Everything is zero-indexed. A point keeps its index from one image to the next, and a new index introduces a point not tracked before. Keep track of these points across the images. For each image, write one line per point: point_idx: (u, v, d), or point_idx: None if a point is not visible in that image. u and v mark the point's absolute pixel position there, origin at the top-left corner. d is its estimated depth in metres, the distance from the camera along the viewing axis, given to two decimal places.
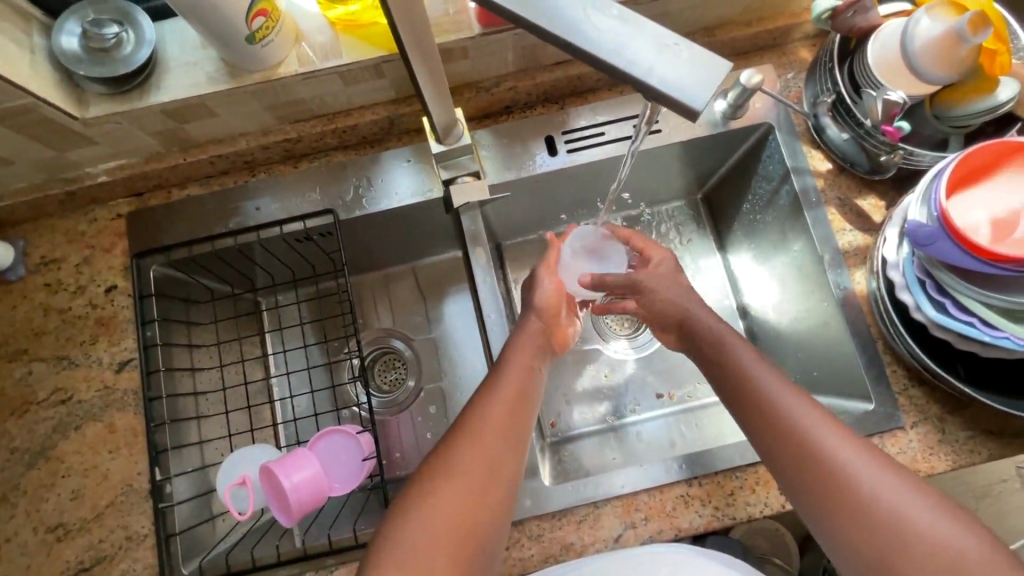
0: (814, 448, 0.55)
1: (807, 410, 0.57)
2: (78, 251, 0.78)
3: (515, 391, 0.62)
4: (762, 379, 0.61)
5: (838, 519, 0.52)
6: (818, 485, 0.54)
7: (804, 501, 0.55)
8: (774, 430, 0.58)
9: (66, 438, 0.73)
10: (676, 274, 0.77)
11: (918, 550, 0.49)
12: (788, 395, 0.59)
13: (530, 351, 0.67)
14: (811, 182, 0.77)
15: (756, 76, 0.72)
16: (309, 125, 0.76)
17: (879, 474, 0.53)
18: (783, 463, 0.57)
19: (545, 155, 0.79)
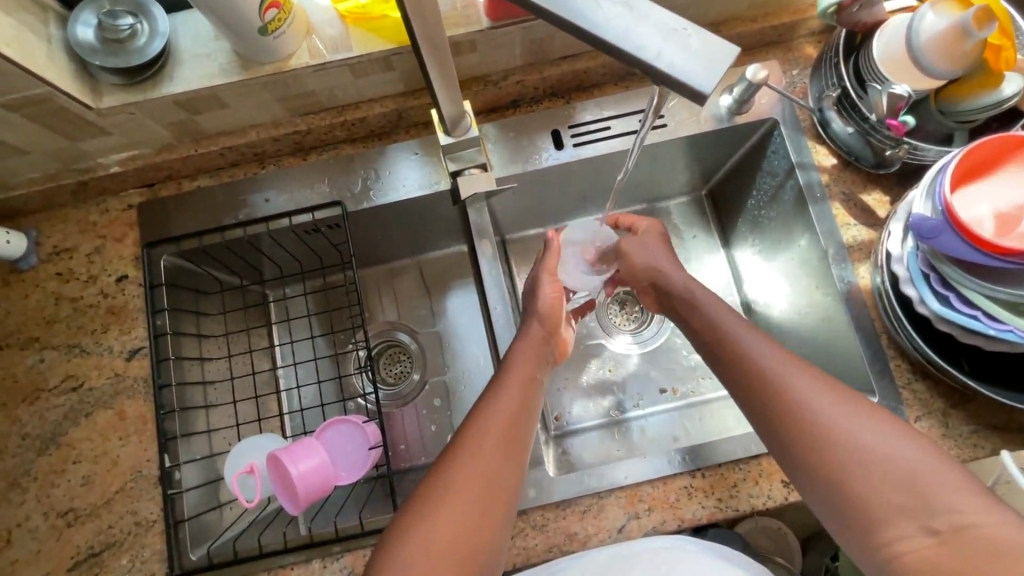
0: (785, 394, 0.55)
1: (778, 359, 0.57)
2: (90, 241, 0.79)
3: (520, 395, 0.62)
4: (738, 332, 0.62)
5: (808, 463, 0.53)
6: (788, 431, 0.54)
7: (783, 453, 0.55)
8: (747, 380, 0.58)
9: (77, 425, 0.74)
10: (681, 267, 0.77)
11: (888, 487, 0.49)
12: (762, 345, 0.59)
13: (532, 350, 0.69)
14: (816, 177, 0.78)
15: (762, 71, 0.73)
16: (318, 118, 0.77)
17: (851, 417, 0.52)
18: (756, 412, 0.57)
19: (551, 149, 0.80)
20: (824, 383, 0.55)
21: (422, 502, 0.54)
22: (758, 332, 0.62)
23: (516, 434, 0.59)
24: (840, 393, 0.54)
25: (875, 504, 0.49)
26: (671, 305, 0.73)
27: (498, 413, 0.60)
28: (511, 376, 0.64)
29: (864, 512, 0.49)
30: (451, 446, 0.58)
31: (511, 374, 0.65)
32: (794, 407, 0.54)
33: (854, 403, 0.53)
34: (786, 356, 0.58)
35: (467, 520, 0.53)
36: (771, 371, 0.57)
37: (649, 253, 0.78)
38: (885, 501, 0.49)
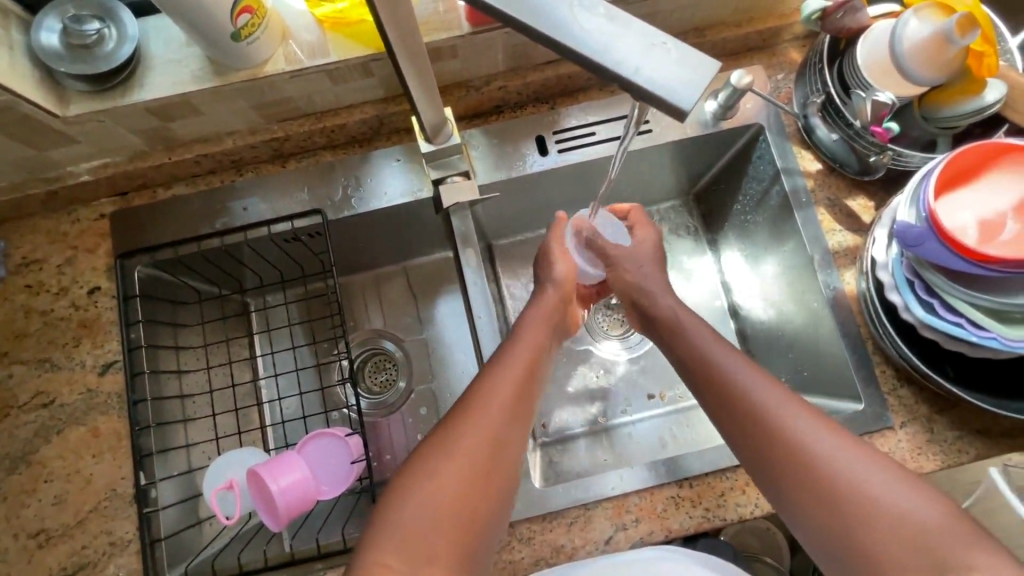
0: (786, 438, 0.54)
1: (778, 399, 0.57)
2: (60, 252, 0.77)
3: (526, 364, 0.63)
4: (733, 368, 0.61)
5: (810, 508, 0.52)
6: (789, 475, 0.53)
7: (780, 494, 0.54)
8: (744, 421, 0.57)
9: (48, 442, 0.72)
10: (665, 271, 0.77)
11: (892, 536, 0.48)
12: (759, 383, 0.59)
13: (542, 331, 0.68)
14: (802, 183, 0.78)
15: (747, 76, 0.73)
16: (296, 125, 0.75)
17: (848, 459, 0.52)
18: (753, 454, 0.56)
19: (536, 155, 0.78)
20: (824, 424, 0.55)
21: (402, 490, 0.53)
22: (753, 366, 0.61)
23: (503, 419, 0.58)
24: (837, 434, 0.54)
25: (874, 550, 0.48)
26: (666, 322, 0.71)
27: (491, 397, 0.59)
28: (512, 356, 0.64)
29: (865, 558, 0.49)
30: (436, 432, 0.57)
31: (515, 354, 0.64)
32: (789, 446, 0.54)
33: (854, 446, 0.53)
34: (786, 395, 0.57)
35: (448, 511, 0.52)
36: (770, 412, 0.56)
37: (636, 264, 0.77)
38: (889, 552, 0.48)
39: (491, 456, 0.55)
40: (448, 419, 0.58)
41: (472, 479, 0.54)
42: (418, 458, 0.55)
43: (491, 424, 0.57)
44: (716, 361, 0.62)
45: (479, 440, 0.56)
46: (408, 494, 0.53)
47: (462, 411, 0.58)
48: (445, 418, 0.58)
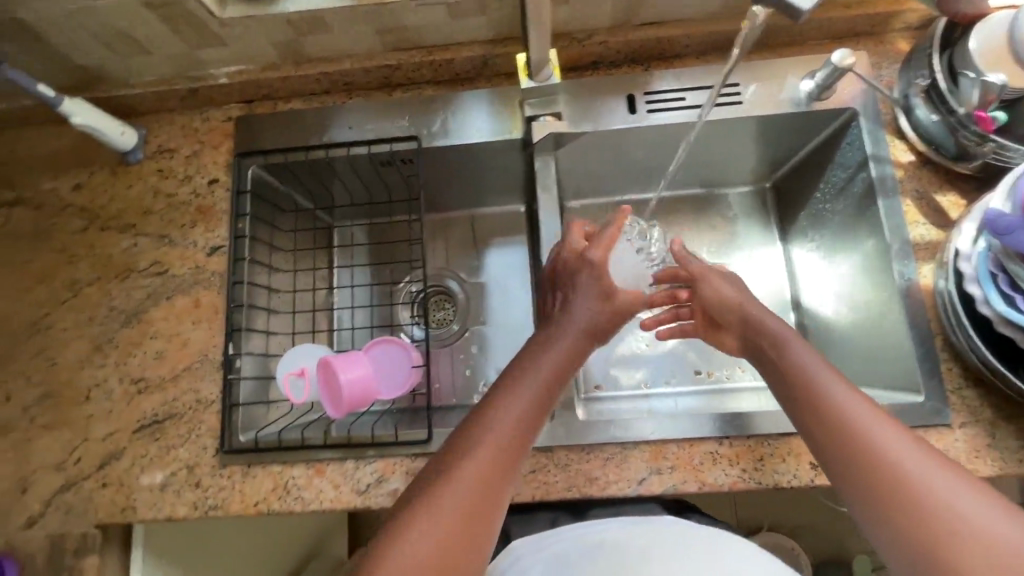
0: (871, 445, 0.54)
1: (865, 408, 0.57)
2: (190, 145, 0.87)
3: (540, 391, 0.63)
4: (822, 376, 0.61)
5: (870, 507, 0.52)
6: (853, 469, 0.54)
7: (861, 497, 0.53)
8: (829, 426, 0.57)
9: (157, 305, 0.82)
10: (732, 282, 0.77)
11: (987, 556, 0.46)
12: (835, 382, 0.60)
13: (557, 368, 0.66)
14: (890, 171, 0.77)
15: (850, 57, 0.73)
16: (410, 55, 0.82)
17: (939, 474, 0.51)
18: (820, 448, 0.58)
19: (624, 112, 0.82)
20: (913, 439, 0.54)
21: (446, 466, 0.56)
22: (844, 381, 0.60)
23: (518, 453, 0.58)
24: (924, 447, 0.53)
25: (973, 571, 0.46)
26: (754, 330, 0.71)
27: (523, 400, 0.61)
28: (531, 383, 0.63)
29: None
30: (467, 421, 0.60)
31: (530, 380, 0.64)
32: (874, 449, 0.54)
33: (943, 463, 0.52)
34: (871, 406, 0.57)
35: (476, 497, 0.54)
36: (843, 408, 0.57)
37: (705, 280, 0.78)
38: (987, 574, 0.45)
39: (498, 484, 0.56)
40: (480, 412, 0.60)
41: (484, 500, 0.54)
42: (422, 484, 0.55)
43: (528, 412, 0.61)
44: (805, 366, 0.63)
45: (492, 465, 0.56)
46: (442, 476, 0.55)
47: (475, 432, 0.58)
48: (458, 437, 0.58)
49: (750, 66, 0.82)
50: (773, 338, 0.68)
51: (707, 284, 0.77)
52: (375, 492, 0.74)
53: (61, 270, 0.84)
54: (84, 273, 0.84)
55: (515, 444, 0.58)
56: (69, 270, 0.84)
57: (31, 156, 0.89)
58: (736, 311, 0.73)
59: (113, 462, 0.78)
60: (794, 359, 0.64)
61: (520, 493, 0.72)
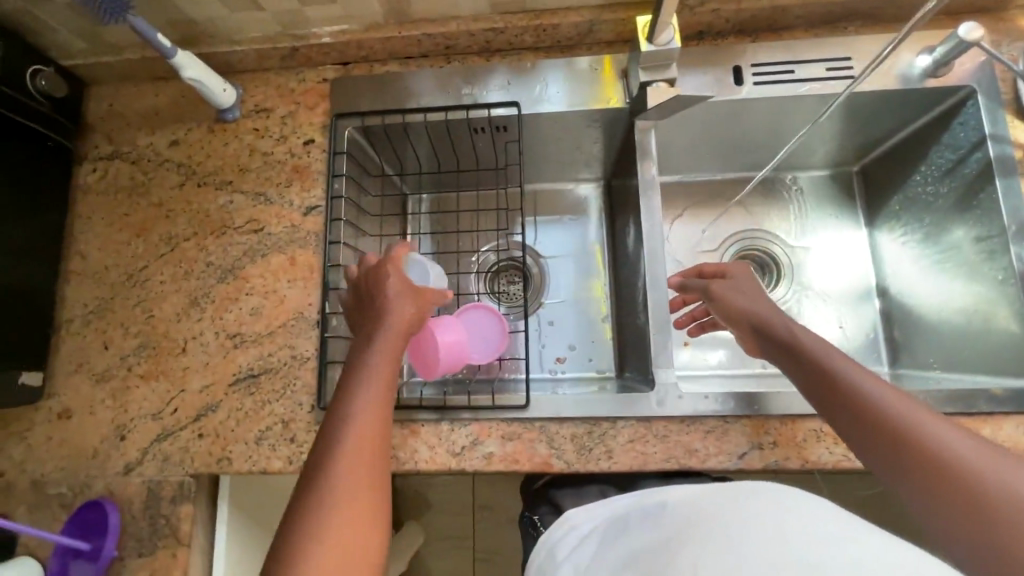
0: (924, 444, 0.49)
1: (911, 408, 0.52)
2: (286, 105, 0.87)
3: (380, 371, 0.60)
4: (858, 378, 0.56)
5: (952, 516, 0.45)
6: (920, 472, 0.48)
7: (928, 503, 0.47)
8: (877, 431, 0.52)
9: (253, 262, 0.83)
10: (756, 290, 0.72)
11: None
12: (877, 385, 0.55)
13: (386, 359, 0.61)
14: (1011, 152, 0.75)
15: (977, 31, 0.69)
16: (515, 19, 0.81)
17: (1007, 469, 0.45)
18: (877, 457, 0.52)
19: (731, 83, 0.80)
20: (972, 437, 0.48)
21: (319, 454, 0.55)
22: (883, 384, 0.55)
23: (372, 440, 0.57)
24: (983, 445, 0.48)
25: None
26: (769, 336, 0.66)
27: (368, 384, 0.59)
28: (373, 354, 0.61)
29: None
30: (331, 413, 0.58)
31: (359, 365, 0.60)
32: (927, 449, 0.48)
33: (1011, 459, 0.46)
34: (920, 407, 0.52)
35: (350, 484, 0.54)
36: (892, 411, 0.52)
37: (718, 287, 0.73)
38: None
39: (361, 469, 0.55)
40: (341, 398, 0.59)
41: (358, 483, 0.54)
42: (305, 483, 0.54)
43: (385, 394, 0.60)
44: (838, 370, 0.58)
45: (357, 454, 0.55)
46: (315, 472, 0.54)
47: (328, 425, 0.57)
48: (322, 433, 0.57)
49: (864, 39, 0.79)
50: (793, 345, 0.63)
51: (727, 288, 0.73)
52: (469, 455, 0.73)
53: (159, 224, 0.85)
54: (180, 228, 0.85)
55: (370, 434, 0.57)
56: (166, 225, 0.85)
57: (130, 111, 0.90)
58: (749, 316, 0.69)
59: (209, 414, 0.78)
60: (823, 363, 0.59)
61: (618, 462, 0.71)
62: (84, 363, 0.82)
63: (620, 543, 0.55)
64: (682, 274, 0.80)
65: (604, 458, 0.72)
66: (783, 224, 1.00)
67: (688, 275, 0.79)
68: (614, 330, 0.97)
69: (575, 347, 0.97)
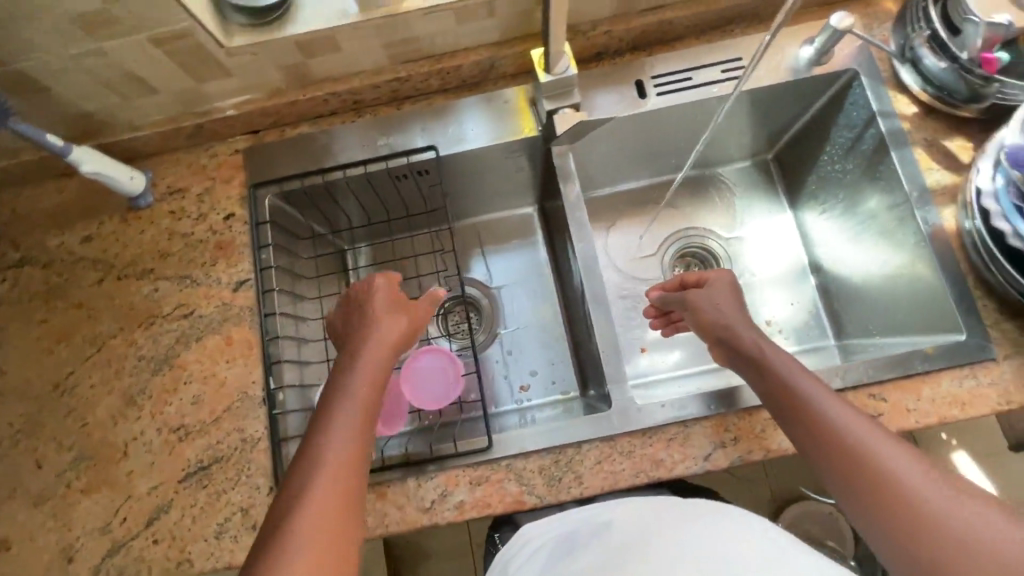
0: (872, 469, 0.54)
1: (865, 431, 0.56)
2: (201, 182, 0.85)
3: (368, 385, 0.61)
4: (818, 398, 0.60)
5: (892, 534, 0.51)
6: (867, 494, 0.53)
7: (871, 523, 0.53)
8: (832, 452, 0.56)
9: (188, 348, 0.80)
10: (731, 303, 0.73)
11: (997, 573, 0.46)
12: (834, 405, 0.59)
13: (374, 370, 0.63)
14: (898, 125, 0.79)
15: (848, 18, 0.74)
16: (417, 66, 0.81)
17: (939, 493, 0.51)
18: (829, 476, 0.57)
19: (634, 97, 0.83)
20: (913, 457, 0.54)
21: (303, 466, 0.55)
22: (840, 403, 0.59)
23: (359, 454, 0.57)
24: (923, 465, 0.53)
25: None
26: (737, 351, 0.69)
27: (351, 395, 0.60)
28: (360, 363, 0.63)
29: None
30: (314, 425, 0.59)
31: (350, 377, 0.62)
32: (876, 472, 0.53)
33: (942, 479, 0.52)
34: (870, 427, 0.57)
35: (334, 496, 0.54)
36: (845, 433, 0.57)
37: (692, 301, 0.75)
38: None
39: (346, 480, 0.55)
40: (325, 408, 0.60)
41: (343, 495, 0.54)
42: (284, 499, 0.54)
43: (369, 399, 0.61)
44: (798, 389, 0.61)
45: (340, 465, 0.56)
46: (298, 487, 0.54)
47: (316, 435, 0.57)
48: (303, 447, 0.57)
49: (751, 40, 0.84)
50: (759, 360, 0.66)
51: (700, 298, 0.74)
52: (440, 508, 0.72)
53: (82, 325, 0.81)
54: (106, 326, 0.81)
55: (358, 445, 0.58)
56: (90, 325, 0.81)
57: (35, 213, 0.86)
58: (720, 322, 0.72)
59: (162, 516, 0.74)
60: (787, 381, 0.62)
61: (589, 486, 0.71)
62: (17, 488, 0.76)
63: (569, 568, 0.58)
64: (662, 288, 0.81)
65: (574, 485, 0.71)
66: (714, 220, 1.04)
67: (669, 289, 0.80)
68: (572, 349, 0.97)
69: (537, 372, 0.97)
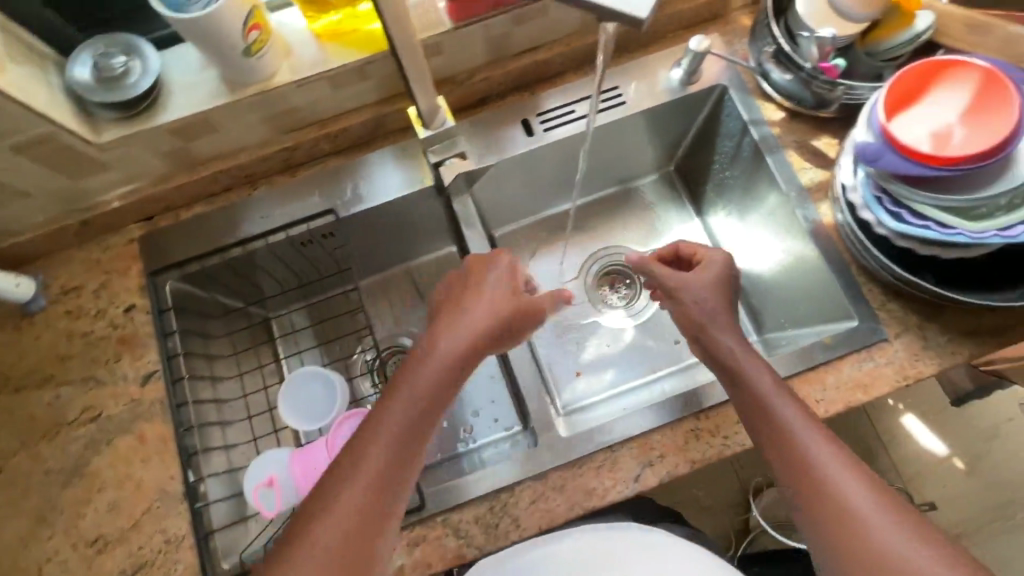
0: (834, 500, 0.56)
1: (833, 460, 0.58)
2: (97, 277, 0.83)
3: (437, 376, 0.64)
4: (792, 423, 0.61)
5: (839, 560, 0.55)
6: (823, 521, 0.56)
7: (820, 547, 0.56)
8: (796, 476, 0.59)
9: (99, 453, 0.76)
10: (727, 284, 0.73)
11: None
12: (808, 431, 0.60)
13: (453, 362, 0.66)
14: (768, 131, 0.84)
15: (706, 40, 0.80)
16: (303, 134, 0.82)
17: (891, 529, 0.54)
18: (792, 498, 0.59)
19: (522, 136, 0.86)
20: (874, 490, 0.56)
21: (356, 443, 0.60)
22: (814, 428, 0.60)
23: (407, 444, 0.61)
24: (883, 499, 0.56)
25: None
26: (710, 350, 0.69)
27: (411, 383, 0.64)
28: (440, 351, 0.66)
29: None
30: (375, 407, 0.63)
31: (426, 364, 0.65)
32: (837, 502, 0.56)
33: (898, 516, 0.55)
34: (837, 456, 0.58)
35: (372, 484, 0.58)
36: (813, 461, 0.58)
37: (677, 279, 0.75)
38: None
39: (386, 470, 0.59)
40: (389, 391, 0.64)
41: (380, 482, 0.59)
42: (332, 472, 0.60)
43: (435, 389, 0.64)
44: (772, 411, 0.62)
45: (384, 455, 0.60)
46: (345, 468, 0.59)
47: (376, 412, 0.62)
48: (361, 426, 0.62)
49: (624, 69, 0.89)
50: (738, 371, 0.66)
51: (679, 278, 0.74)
52: None
53: None
54: (5, 443, 0.77)
55: (409, 435, 0.61)
56: None
57: None
58: (699, 302, 0.72)
59: None
60: (762, 400, 0.63)
61: (527, 526, 0.71)
62: None
63: None
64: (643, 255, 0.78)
65: (512, 529, 0.71)
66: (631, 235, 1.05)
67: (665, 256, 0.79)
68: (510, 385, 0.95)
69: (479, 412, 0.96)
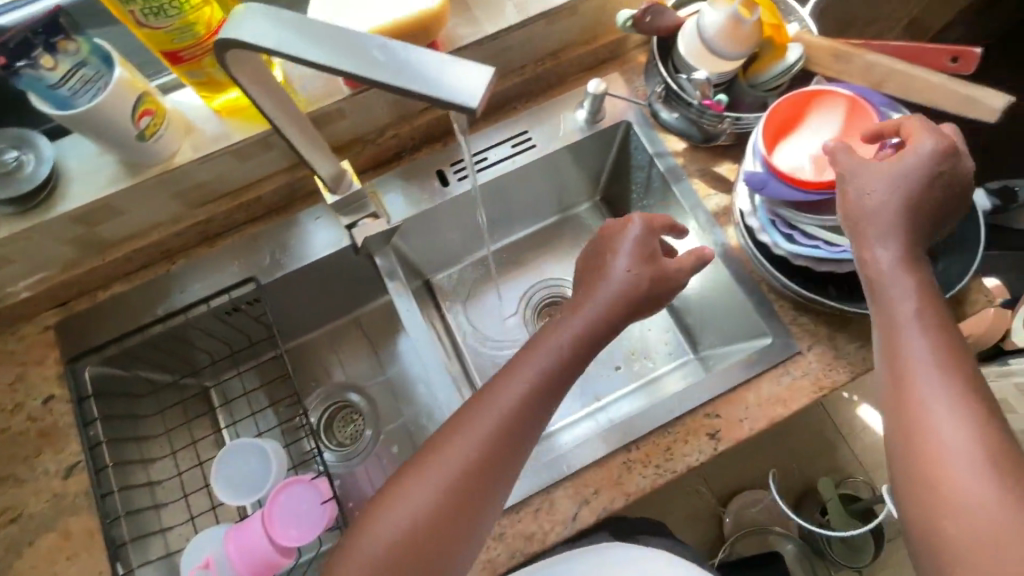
0: (917, 431, 0.57)
1: (941, 391, 0.57)
2: (11, 370, 0.80)
3: (555, 364, 0.65)
4: (917, 352, 0.59)
5: (911, 483, 0.57)
6: (907, 448, 0.57)
7: (900, 469, 0.58)
8: (897, 399, 0.59)
9: (20, 556, 0.73)
10: (908, 182, 0.62)
11: (980, 539, 0.52)
12: (921, 364, 0.58)
13: (581, 346, 0.67)
14: (673, 161, 0.88)
15: (602, 83, 0.85)
16: (216, 206, 0.82)
17: (969, 466, 0.54)
18: (890, 421, 0.60)
19: (438, 188, 0.87)
20: (972, 427, 0.55)
21: (449, 435, 0.62)
22: (943, 362, 0.58)
23: (514, 432, 0.62)
24: (974, 435, 0.55)
25: (962, 540, 0.52)
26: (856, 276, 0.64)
27: (528, 370, 0.65)
28: (557, 336, 0.67)
29: (946, 549, 0.53)
30: (474, 399, 0.64)
31: (533, 355, 0.66)
32: (917, 430, 0.57)
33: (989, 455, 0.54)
34: (951, 392, 0.57)
35: (464, 475, 0.60)
36: (913, 391, 0.58)
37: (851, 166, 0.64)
38: (969, 550, 0.52)
39: (481, 460, 0.61)
40: (489, 387, 0.65)
41: (471, 475, 0.61)
42: (413, 464, 0.62)
43: (547, 373, 0.65)
44: (902, 335, 0.60)
45: (475, 446, 0.61)
46: (432, 459, 0.61)
47: (475, 403, 0.64)
48: (452, 418, 0.64)
49: (532, 113, 0.92)
50: (877, 288, 0.62)
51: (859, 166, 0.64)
52: None
53: None
54: None
55: (513, 424, 0.63)
56: None
57: None
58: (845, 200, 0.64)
59: None
60: (891, 322, 0.61)
61: None
62: None
63: None
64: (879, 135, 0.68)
65: None
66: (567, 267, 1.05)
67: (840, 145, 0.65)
68: None
69: None
